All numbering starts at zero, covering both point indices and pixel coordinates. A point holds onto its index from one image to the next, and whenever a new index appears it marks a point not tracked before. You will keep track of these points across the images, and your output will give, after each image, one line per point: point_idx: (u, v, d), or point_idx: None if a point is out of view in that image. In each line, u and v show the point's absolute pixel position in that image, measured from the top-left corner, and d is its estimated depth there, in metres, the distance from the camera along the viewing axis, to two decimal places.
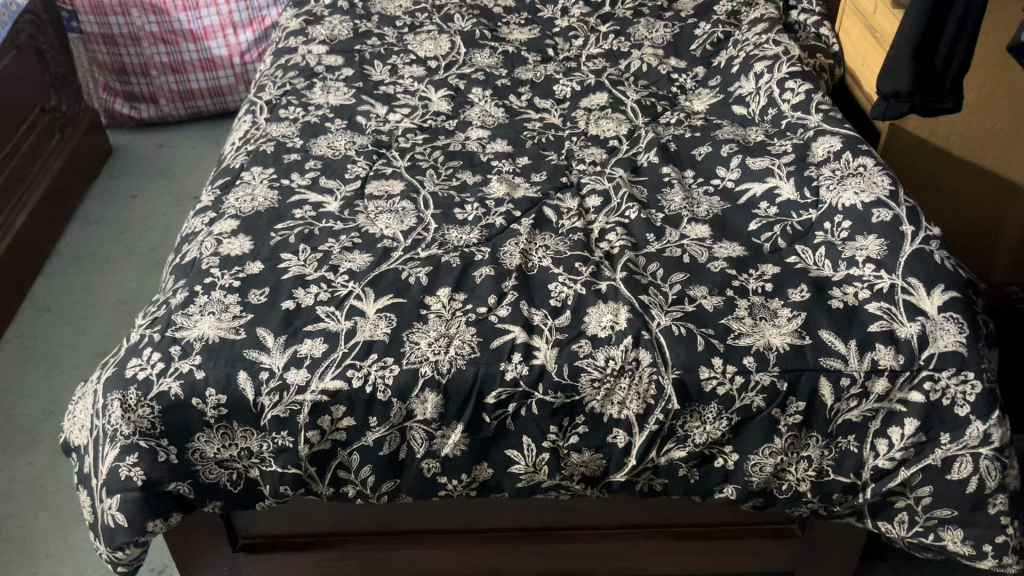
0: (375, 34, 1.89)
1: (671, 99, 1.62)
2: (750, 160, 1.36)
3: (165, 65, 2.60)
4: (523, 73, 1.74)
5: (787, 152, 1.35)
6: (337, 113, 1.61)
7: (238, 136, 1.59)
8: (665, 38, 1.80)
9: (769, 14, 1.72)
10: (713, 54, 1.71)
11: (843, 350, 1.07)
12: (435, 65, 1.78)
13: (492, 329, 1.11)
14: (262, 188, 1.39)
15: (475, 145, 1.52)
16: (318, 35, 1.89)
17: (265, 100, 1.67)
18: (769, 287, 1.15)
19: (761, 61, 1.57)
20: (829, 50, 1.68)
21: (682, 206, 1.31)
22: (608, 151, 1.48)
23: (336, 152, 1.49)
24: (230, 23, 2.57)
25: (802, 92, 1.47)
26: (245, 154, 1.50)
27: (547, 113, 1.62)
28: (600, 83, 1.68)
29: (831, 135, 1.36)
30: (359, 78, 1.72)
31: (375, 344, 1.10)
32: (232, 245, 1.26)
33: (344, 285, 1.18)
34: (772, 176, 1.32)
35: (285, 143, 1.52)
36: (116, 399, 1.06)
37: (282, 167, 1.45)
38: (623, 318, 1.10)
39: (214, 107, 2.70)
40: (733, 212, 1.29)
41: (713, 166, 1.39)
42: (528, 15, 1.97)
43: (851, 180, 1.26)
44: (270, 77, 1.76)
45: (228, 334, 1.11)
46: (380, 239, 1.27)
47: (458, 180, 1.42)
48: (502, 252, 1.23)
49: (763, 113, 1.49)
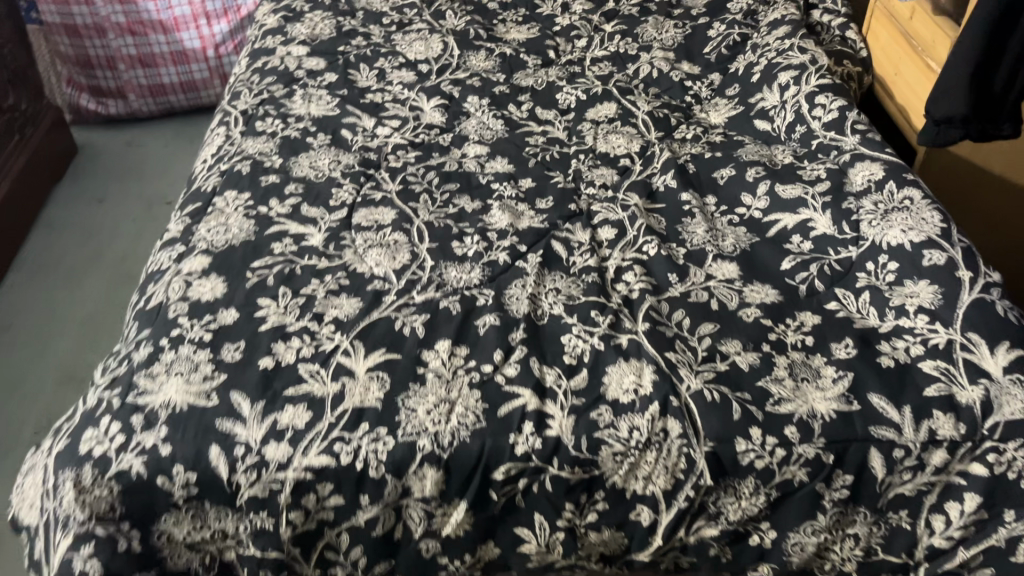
0: (360, 33, 1.74)
1: (685, 109, 1.49)
2: (780, 187, 1.23)
3: (134, 58, 2.42)
4: (523, 79, 1.60)
5: (821, 179, 1.22)
6: (319, 126, 1.46)
7: (209, 151, 1.45)
8: (676, 40, 1.67)
9: (791, 16, 1.58)
10: (730, 59, 1.58)
11: (896, 418, 0.95)
12: (427, 69, 1.63)
13: (498, 394, 0.97)
14: (238, 218, 1.25)
15: (472, 163, 1.39)
16: (298, 34, 1.73)
17: (239, 111, 1.52)
18: (809, 340, 1.02)
19: (786, 71, 1.43)
20: (857, 56, 1.53)
21: (705, 240, 1.18)
22: (620, 172, 1.35)
23: (319, 172, 1.34)
24: (203, 13, 2.39)
25: (835, 110, 1.32)
26: (218, 176, 1.36)
27: (550, 125, 1.48)
28: (607, 91, 1.54)
29: (870, 160, 1.22)
30: (343, 84, 1.57)
31: (366, 412, 0.96)
32: (203, 289, 1.11)
33: (329, 338, 1.04)
34: (805, 207, 1.19)
35: (263, 162, 1.37)
36: (69, 479, 0.93)
37: (259, 191, 1.30)
38: (648, 381, 0.97)
39: (187, 103, 2.53)
40: (763, 247, 1.16)
41: (737, 192, 1.26)
42: (527, 11, 1.83)
43: (896, 216, 1.12)
44: (246, 83, 1.60)
45: (197, 400, 0.97)
46: (369, 280, 1.13)
47: (455, 207, 1.28)
48: (507, 295, 1.10)
49: (789, 131, 1.35)
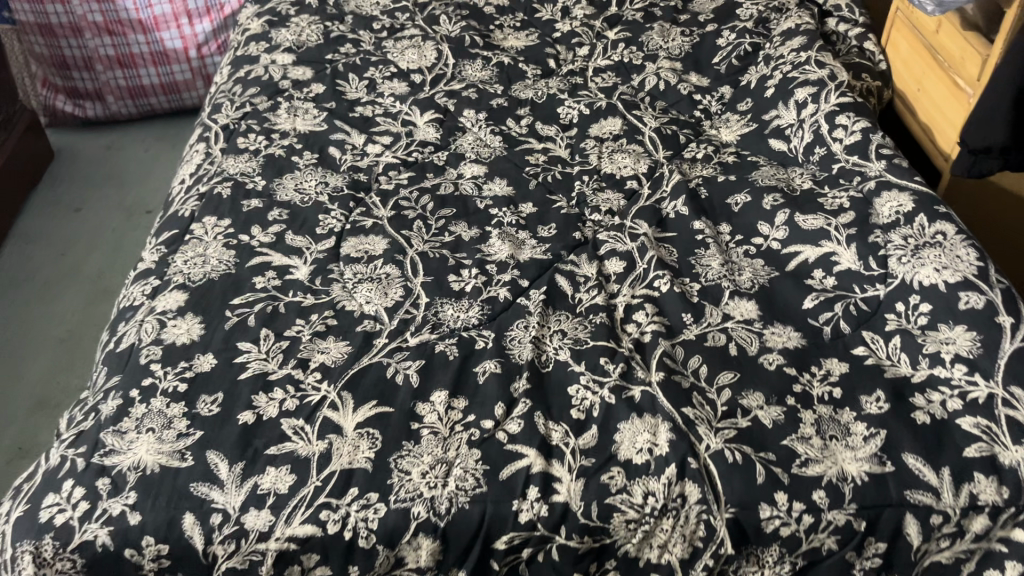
0: (349, 39, 1.65)
1: (694, 125, 1.41)
2: (800, 217, 1.14)
3: (112, 59, 2.31)
4: (522, 91, 1.52)
5: (844, 209, 1.13)
6: (306, 143, 1.37)
7: (188, 170, 1.36)
8: (683, 48, 1.58)
9: (806, 26, 1.49)
10: (741, 70, 1.49)
11: (934, 482, 0.87)
12: (420, 80, 1.54)
13: (501, 454, 0.89)
14: (218, 248, 1.16)
15: (469, 185, 1.30)
16: (283, 40, 1.64)
17: (220, 125, 1.43)
18: (837, 393, 0.94)
19: (803, 86, 1.34)
20: (876, 69, 1.44)
21: (721, 275, 1.10)
22: (627, 197, 1.26)
23: (305, 196, 1.25)
24: (184, 11, 2.28)
25: (857, 131, 1.23)
26: (196, 199, 1.27)
27: (551, 143, 1.40)
28: (611, 105, 1.46)
29: (897, 189, 1.12)
30: (332, 97, 1.48)
31: (355, 475, 0.88)
32: (178, 331, 1.03)
33: (315, 388, 0.96)
34: (828, 239, 1.11)
35: (245, 184, 1.28)
36: (26, 551, 0.84)
37: (240, 218, 1.21)
38: (664, 440, 0.89)
39: (169, 105, 2.42)
40: (783, 283, 1.08)
41: (754, 221, 1.17)
42: (525, 16, 1.74)
43: (928, 252, 1.04)
44: (228, 94, 1.51)
45: (169, 461, 0.88)
46: (358, 319, 1.05)
47: (451, 235, 1.20)
48: (508, 337, 1.02)
49: (807, 152, 1.26)
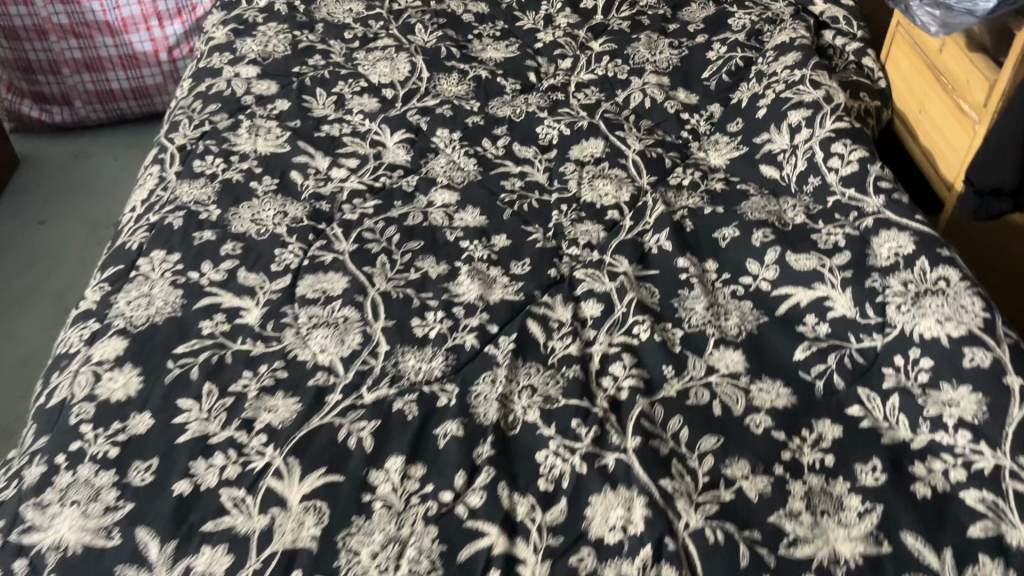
0: (319, 50, 1.55)
1: (681, 147, 1.32)
2: (792, 255, 1.06)
3: (79, 62, 2.21)
4: (499, 109, 1.43)
5: (839, 248, 1.05)
6: (266, 166, 1.29)
7: (139, 196, 1.27)
8: (671, 62, 1.50)
9: (801, 40, 1.41)
10: (732, 86, 1.41)
11: (933, 564, 0.77)
12: (391, 94, 1.45)
13: (458, 532, 0.80)
14: (164, 287, 1.08)
15: (439, 215, 1.22)
16: (248, 51, 1.55)
17: (176, 145, 1.34)
18: (829, 461, 0.86)
19: (797, 109, 1.25)
20: (875, 87, 1.35)
21: (706, 320, 1.02)
22: (608, 229, 1.18)
23: (261, 228, 1.17)
24: (154, 13, 2.19)
25: (854, 161, 1.14)
26: (146, 230, 1.18)
27: (529, 166, 1.32)
28: (593, 125, 1.37)
29: (896, 228, 1.04)
30: (296, 114, 1.40)
31: (299, 555, 0.79)
32: (113, 386, 0.94)
33: (259, 453, 0.87)
34: (821, 281, 1.02)
35: (198, 214, 1.20)
36: None
37: (191, 253, 1.13)
38: (638, 517, 0.81)
39: (140, 109, 2.33)
40: (773, 330, 1.00)
41: (742, 258, 1.09)
42: (505, 24, 1.65)
43: (929, 301, 0.95)
44: (186, 110, 1.42)
45: (93, 540, 0.80)
46: (311, 371, 0.96)
47: (417, 271, 1.11)
48: (472, 393, 0.93)
49: (800, 182, 1.18)
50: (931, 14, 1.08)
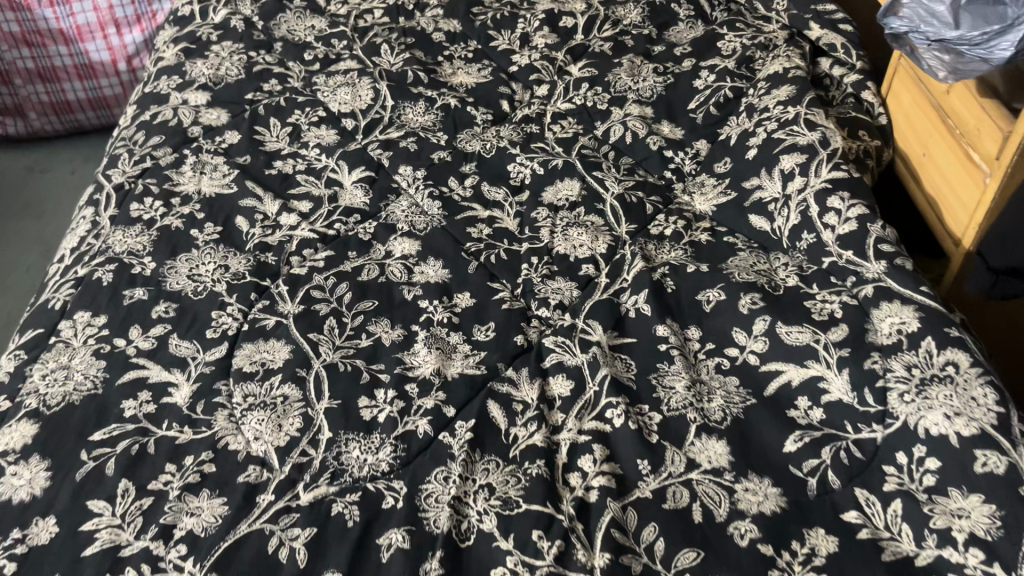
0: (276, 73, 1.44)
1: (664, 191, 1.22)
2: (782, 327, 0.96)
3: (31, 72, 2.07)
4: (468, 142, 1.32)
5: (836, 319, 0.95)
6: (209, 211, 1.17)
7: (69, 243, 1.16)
8: (655, 90, 1.39)
9: (796, 71, 1.29)
10: (720, 121, 1.30)
11: None
12: (352, 125, 1.34)
13: None
14: (85, 357, 0.97)
15: (397, 267, 1.11)
16: (199, 74, 1.43)
17: (113, 183, 1.23)
18: None
19: (790, 152, 1.14)
20: (875, 124, 1.25)
21: (686, 402, 0.91)
22: (582, 286, 1.07)
23: (199, 285, 1.06)
24: (111, 20, 2.06)
25: (854, 218, 1.02)
26: (72, 285, 1.07)
27: (498, 210, 1.21)
28: (569, 164, 1.27)
29: (898, 300, 0.93)
30: (246, 149, 1.28)
31: None
32: (16, 483, 0.84)
33: (176, 568, 0.77)
34: (815, 358, 0.92)
35: (130, 267, 1.09)
36: None
37: (119, 315, 1.02)
38: None
39: (98, 121, 2.20)
40: (761, 415, 0.90)
41: (727, 326, 0.99)
42: (479, 44, 1.53)
43: (936, 390, 0.85)
44: (127, 142, 1.30)
45: None
46: (242, 464, 0.86)
47: (368, 337, 1.01)
48: (422, 494, 0.83)
49: (793, 237, 1.07)
50: (939, 58, 0.96)
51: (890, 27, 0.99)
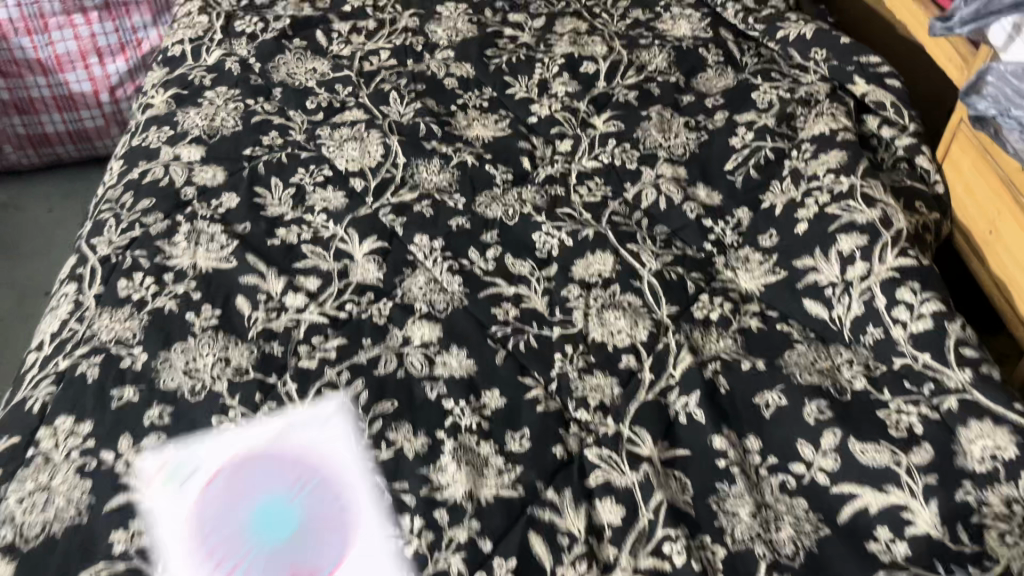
0: (276, 124, 1.32)
1: (705, 265, 1.11)
2: (856, 444, 0.86)
3: (7, 104, 1.94)
4: (488, 207, 1.21)
5: (916, 438, 0.85)
6: (205, 289, 1.06)
7: (50, 327, 1.04)
8: (688, 148, 1.29)
9: (844, 134, 1.21)
10: (762, 185, 1.20)
11: None
12: (361, 186, 1.23)
13: None
14: (68, 477, 0.85)
15: (416, 357, 1.00)
16: (192, 125, 1.31)
17: (98, 256, 1.11)
18: None
19: (848, 232, 1.05)
20: (931, 194, 1.15)
21: (753, 533, 0.81)
22: (624, 382, 0.97)
23: (197, 384, 0.95)
24: (93, 49, 1.93)
25: (928, 316, 0.94)
26: (52, 382, 0.95)
27: (524, 286, 1.10)
28: (601, 235, 1.15)
29: (991, 419, 0.84)
30: (246, 214, 1.17)
31: None
32: None
33: None
34: (895, 484, 0.82)
35: (119, 360, 0.97)
36: None
37: (106, 422, 0.90)
38: None
39: (79, 154, 2.06)
40: (839, 549, 0.79)
41: (791, 436, 0.89)
42: (494, 91, 1.42)
43: None
44: (114, 206, 1.18)
45: None
46: None
47: (388, 447, 0.89)
48: None
49: (856, 329, 0.98)
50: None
51: (974, 106, 0.90)
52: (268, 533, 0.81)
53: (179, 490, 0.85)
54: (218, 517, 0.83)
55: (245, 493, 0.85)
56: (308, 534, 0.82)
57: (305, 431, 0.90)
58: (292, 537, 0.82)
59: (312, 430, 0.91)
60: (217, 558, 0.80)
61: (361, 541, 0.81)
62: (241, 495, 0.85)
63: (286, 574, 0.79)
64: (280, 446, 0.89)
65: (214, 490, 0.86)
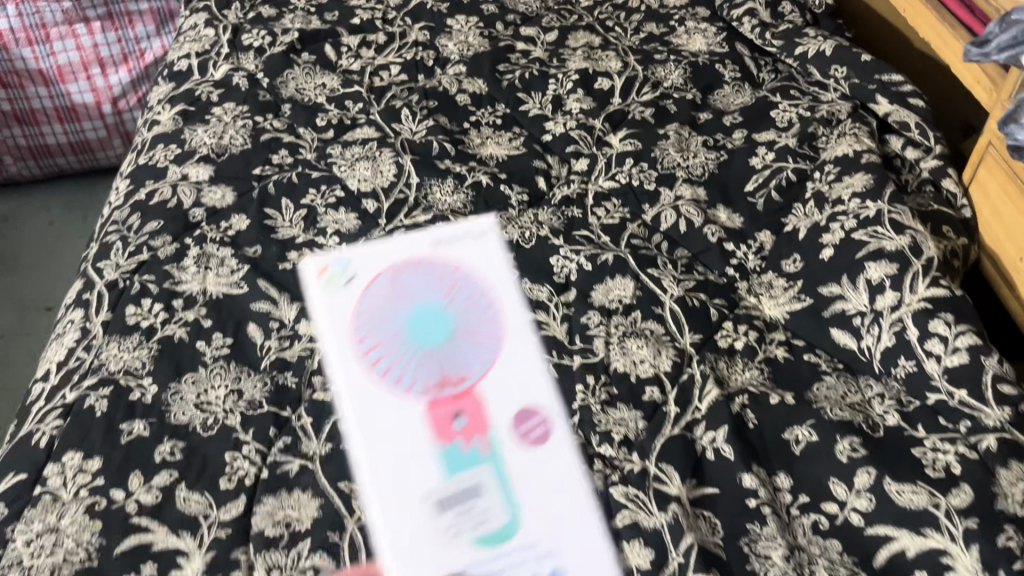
0: (286, 142, 1.30)
1: (728, 291, 1.08)
2: (891, 484, 0.84)
3: (7, 115, 1.90)
4: (504, 229, 1.17)
5: (954, 478, 0.83)
6: (216, 316, 1.03)
7: (56, 356, 1.01)
8: (707, 168, 1.26)
9: (869, 155, 1.18)
10: (784, 208, 1.17)
11: None
12: (374, 207, 1.20)
13: None
14: (77, 517, 0.82)
15: None
16: (200, 143, 1.28)
17: (105, 280, 1.08)
18: None
19: (876, 259, 1.02)
20: (958, 218, 1.13)
21: None
22: (648, 415, 0.94)
23: (209, 418, 0.92)
24: (95, 59, 1.90)
25: (964, 351, 0.92)
26: (59, 415, 0.92)
27: (542, 312, 1.05)
28: (621, 260, 1.12)
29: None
30: (257, 237, 1.14)
31: None
32: None
33: None
34: (933, 527, 0.80)
35: (128, 392, 0.94)
36: None
37: (116, 459, 0.87)
38: None
39: (81, 165, 2.02)
40: None
41: (823, 474, 0.86)
42: (507, 108, 1.39)
43: None
44: (121, 228, 1.15)
45: None
46: None
47: None
48: None
49: (886, 361, 0.95)
50: None
51: None
52: (424, 336, 0.85)
53: (343, 289, 0.89)
54: (381, 313, 0.87)
55: (405, 296, 0.89)
56: (466, 336, 0.86)
57: (459, 250, 0.93)
58: (451, 337, 0.86)
59: (465, 248, 0.94)
60: (374, 350, 0.84)
61: (513, 356, 0.86)
62: (401, 294, 0.89)
63: (439, 376, 0.83)
64: (432, 257, 0.93)
65: (376, 289, 0.89)
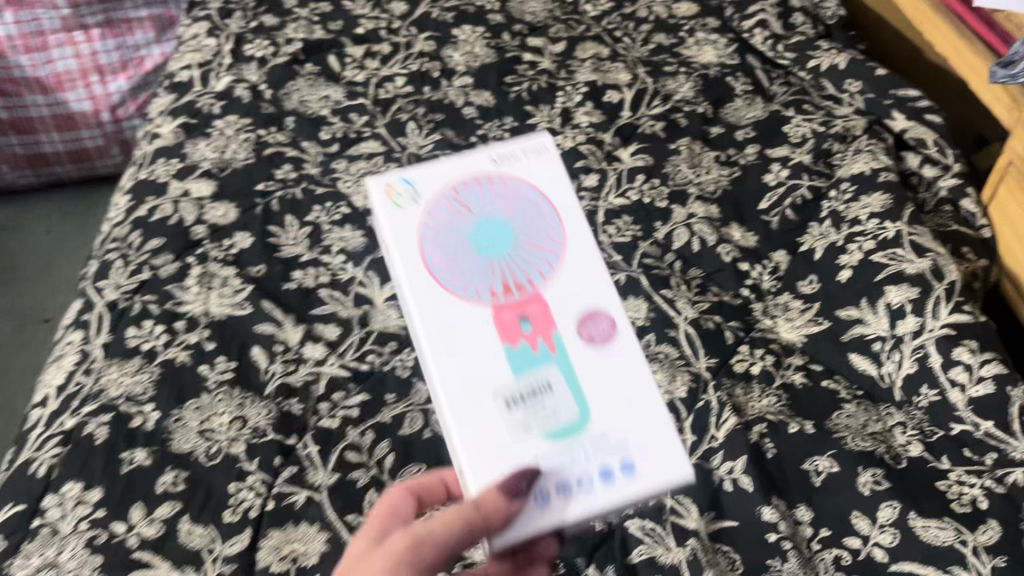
0: (290, 157, 1.27)
1: (743, 313, 1.06)
2: (915, 518, 0.82)
3: (4, 123, 1.86)
4: None
5: (982, 514, 0.83)
6: (220, 339, 1.00)
7: (55, 379, 0.98)
8: (720, 185, 1.23)
9: (886, 174, 1.16)
10: (798, 227, 1.15)
11: None
12: None
13: None
14: (77, 552, 0.80)
15: None
16: (202, 158, 1.26)
17: (105, 300, 1.05)
18: None
19: (896, 283, 1.00)
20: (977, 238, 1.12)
21: None
22: None
23: (213, 446, 0.89)
24: (93, 67, 1.87)
25: (989, 380, 0.90)
26: (58, 443, 0.90)
27: None
28: (634, 280, 1.09)
29: None
30: (260, 256, 1.11)
31: None
32: None
33: None
34: (960, 565, 0.79)
35: (129, 418, 0.91)
36: None
37: (117, 489, 0.85)
38: None
39: (77, 174, 1.97)
40: None
41: (845, 507, 0.84)
42: (515, 121, 1.36)
43: None
44: (120, 246, 1.13)
45: None
46: None
47: None
48: None
49: (908, 389, 0.94)
50: None
51: None
52: (487, 247, 0.70)
53: (410, 208, 0.72)
54: (441, 226, 0.71)
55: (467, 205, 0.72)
56: (530, 243, 0.70)
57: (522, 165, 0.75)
58: (516, 247, 0.70)
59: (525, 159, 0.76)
60: (430, 258, 0.69)
61: (585, 266, 0.70)
62: (465, 207, 0.72)
63: (502, 285, 0.68)
64: (498, 172, 0.74)
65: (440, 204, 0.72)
